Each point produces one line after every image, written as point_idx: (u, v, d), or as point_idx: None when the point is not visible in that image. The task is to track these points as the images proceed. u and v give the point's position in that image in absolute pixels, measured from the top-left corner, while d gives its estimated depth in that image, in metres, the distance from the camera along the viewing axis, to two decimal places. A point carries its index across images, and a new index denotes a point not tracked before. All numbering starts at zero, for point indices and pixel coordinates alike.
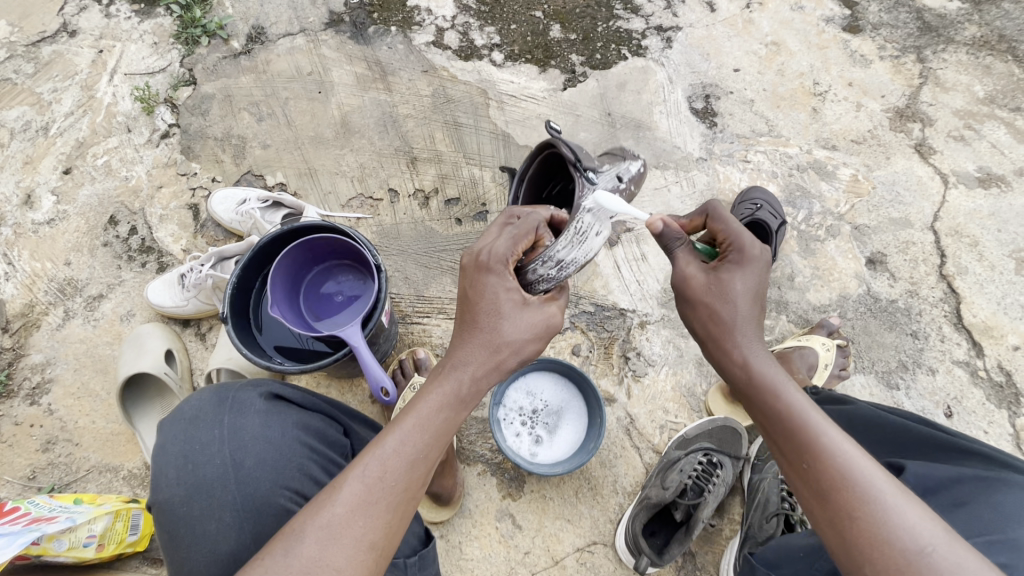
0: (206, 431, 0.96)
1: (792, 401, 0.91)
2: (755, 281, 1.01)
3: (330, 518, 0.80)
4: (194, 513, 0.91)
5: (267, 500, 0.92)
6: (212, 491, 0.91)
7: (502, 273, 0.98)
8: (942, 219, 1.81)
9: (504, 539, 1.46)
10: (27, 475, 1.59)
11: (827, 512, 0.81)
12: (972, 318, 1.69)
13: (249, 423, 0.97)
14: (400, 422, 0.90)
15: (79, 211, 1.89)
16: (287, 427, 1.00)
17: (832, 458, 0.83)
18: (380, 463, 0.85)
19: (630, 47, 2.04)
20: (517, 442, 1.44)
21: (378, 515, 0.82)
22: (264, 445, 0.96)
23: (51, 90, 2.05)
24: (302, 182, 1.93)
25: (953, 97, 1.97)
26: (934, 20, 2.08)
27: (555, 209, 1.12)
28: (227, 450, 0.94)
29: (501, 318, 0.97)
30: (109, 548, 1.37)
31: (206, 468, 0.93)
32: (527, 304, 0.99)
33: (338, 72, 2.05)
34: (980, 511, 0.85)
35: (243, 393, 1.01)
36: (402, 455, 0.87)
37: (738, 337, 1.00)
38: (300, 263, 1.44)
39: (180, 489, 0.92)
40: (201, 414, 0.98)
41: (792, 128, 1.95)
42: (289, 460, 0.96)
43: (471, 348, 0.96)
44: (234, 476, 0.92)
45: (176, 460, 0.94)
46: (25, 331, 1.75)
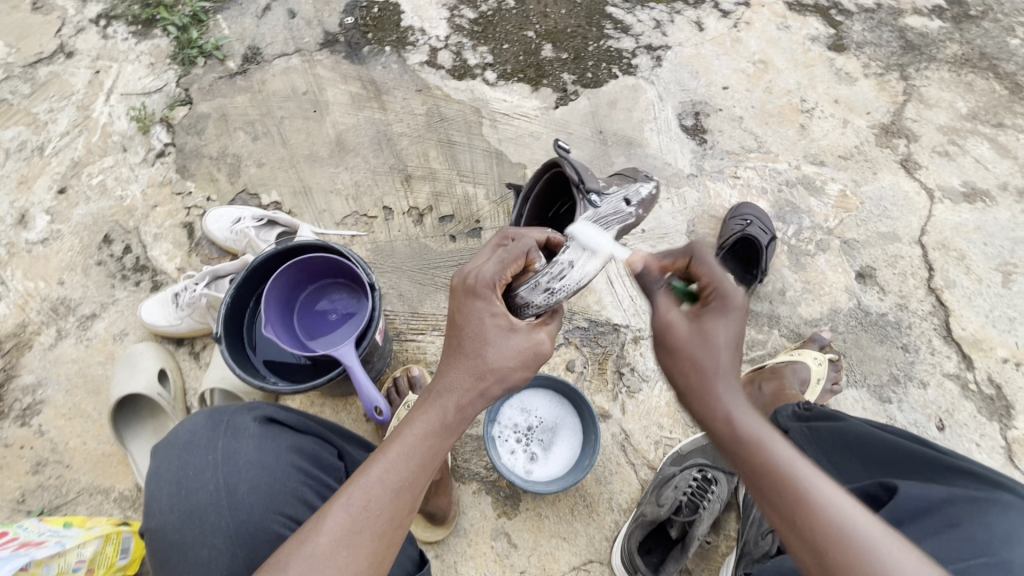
0: (200, 456, 0.95)
1: (778, 455, 0.87)
2: (732, 332, 0.96)
3: (315, 549, 0.80)
4: (187, 539, 0.90)
5: (260, 526, 0.92)
6: (204, 517, 0.91)
7: (489, 298, 0.98)
8: (928, 233, 1.84)
9: (499, 559, 1.45)
10: (16, 499, 1.57)
11: (819, 558, 0.79)
12: (962, 330, 1.71)
13: (242, 447, 0.97)
14: (385, 452, 0.90)
15: (73, 230, 1.90)
16: (281, 450, 0.99)
17: (822, 509, 0.81)
18: (364, 493, 0.85)
19: (620, 65, 2.08)
20: (511, 462, 1.44)
21: (364, 546, 0.82)
22: (258, 469, 0.95)
23: (47, 110, 2.07)
24: (297, 200, 1.94)
25: (936, 113, 2.02)
26: (916, 39, 2.13)
27: (551, 231, 1.13)
28: (221, 475, 0.93)
29: (489, 347, 0.97)
30: (99, 574, 1.34)
31: (199, 493, 0.92)
32: (513, 331, 0.98)
33: (333, 91, 2.07)
34: (973, 533, 0.86)
35: (237, 416, 1.01)
36: (386, 485, 0.87)
37: (718, 391, 0.94)
38: (295, 282, 1.45)
39: (173, 516, 0.91)
40: (195, 438, 0.98)
41: (780, 144, 1.98)
42: (283, 485, 0.96)
43: (457, 372, 0.97)
44: (227, 501, 0.92)
45: (170, 485, 0.93)
46: (17, 351, 1.74)
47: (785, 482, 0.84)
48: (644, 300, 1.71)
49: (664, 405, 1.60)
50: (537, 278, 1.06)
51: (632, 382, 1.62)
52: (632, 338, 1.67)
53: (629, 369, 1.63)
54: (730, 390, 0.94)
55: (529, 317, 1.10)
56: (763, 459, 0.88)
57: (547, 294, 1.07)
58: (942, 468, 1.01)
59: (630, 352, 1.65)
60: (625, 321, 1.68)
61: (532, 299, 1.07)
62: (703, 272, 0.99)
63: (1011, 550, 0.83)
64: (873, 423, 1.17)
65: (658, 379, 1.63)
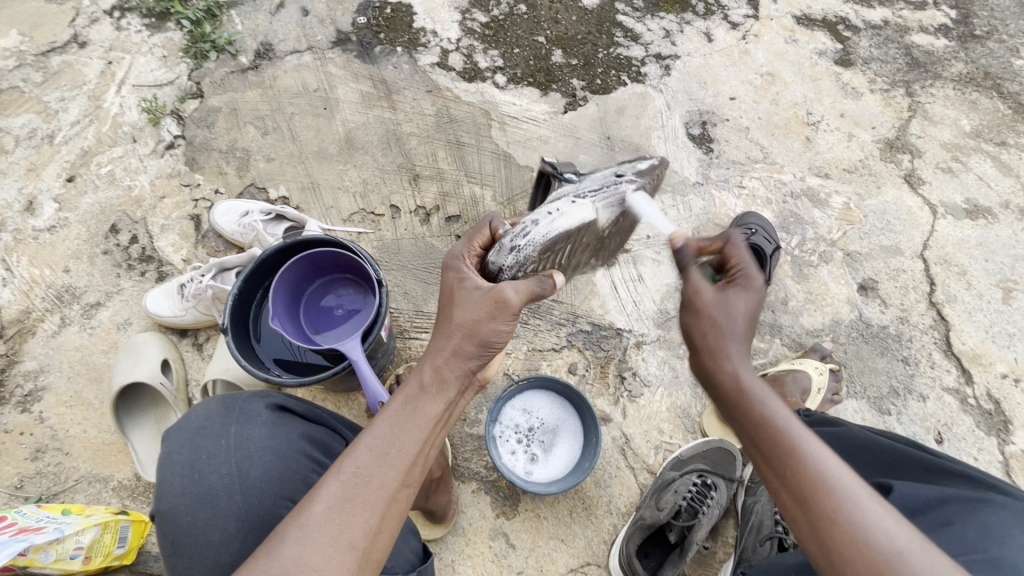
0: (212, 441, 0.95)
1: (772, 408, 0.89)
2: (744, 301, 1.00)
3: (308, 518, 0.79)
4: (198, 523, 0.90)
5: (271, 512, 0.92)
6: (216, 501, 0.91)
7: (458, 267, 1.10)
8: (931, 248, 1.85)
9: (497, 559, 1.45)
10: (14, 485, 1.57)
11: (802, 506, 0.80)
12: (961, 345, 1.72)
13: (256, 434, 0.97)
14: (375, 422, 0.91)
15: (81, 219, 1.90)
16: (292, 438, 1.00)
17: (812, 464, 0.82)
18: (355, 461, 0.85)
19: (629, 73, 2.10)
20: (513, 460, 1.44)
21: (356, 514, 0.81)
22: (270, 455, 0.95)
23: (59, 99, 2.08)
24: (305, 196, 1.95)
25: (940, 130, 2.04)
26: (921, 56, 2.16)
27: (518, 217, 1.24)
28: (233, 460, 0.93)
29: (460, 310, 1.03)
30: (95, 562, 1.34)
31: (211, 478, 0.92)
32: (471, 290, 1.05)
33: (344, 89, 2.09)
34: (965, 531, 0.85)
35: (251, 404, 1.01)
36: (376, 453, 0.87)
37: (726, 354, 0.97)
38: (302, 276, 1.45)
39: (185, 498, 0.91)
40: (208, 423, 0.98)
41: (786, 155, 2.00)
42: (295, 472, 0.96)
43: (435, 340, 1.01)
44: (240, 486, 0.92)
45: (182, 468, 0.93)
46: (20, 337, 1.74)
47: (781, 437, 0.85)
48: (648, 305, 1.72)
49: (664, 410, 1.61)
50: (501, 242, 1.11)
51: (633, 387, 1.63)
52: (634, 343, 1.68)
53: (631, 373, 1.64)
54: (739, 354, 0.97)
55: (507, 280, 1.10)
56: (762, 418, 0.89)
57: (512, 252, 1.08)
58: (935, 469, 1.01)
59: (632, 356, 1.66)
60: (628, 326, 1.69)
61: (499, 259, 1.10)
62: (731, 252, 1.05)
63: (1002, 546, 0.80)
64: (871, 429, 1.17)
65: (659, 384, 1.64)
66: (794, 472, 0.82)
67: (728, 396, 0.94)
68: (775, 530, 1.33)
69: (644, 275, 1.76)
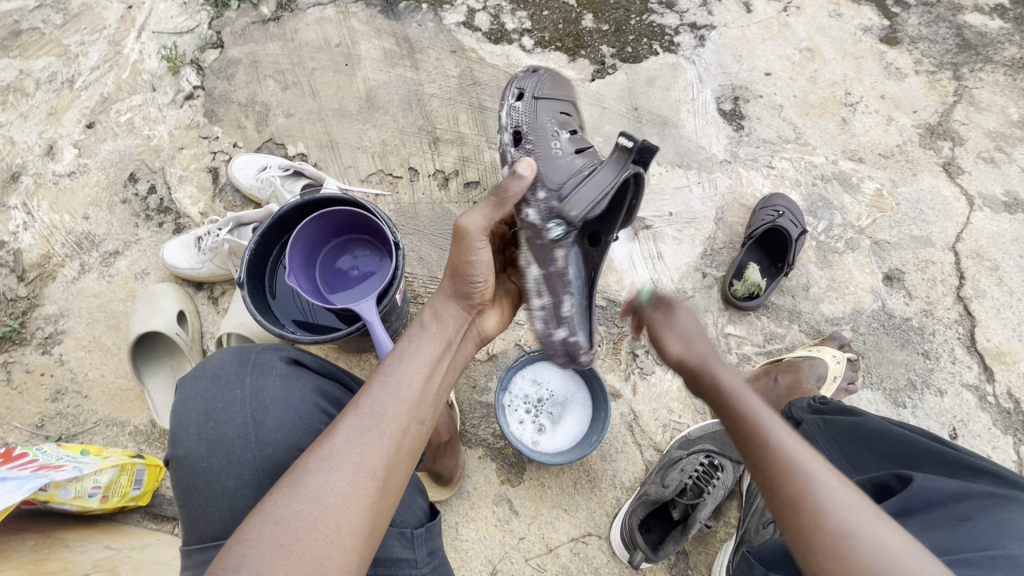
0: (228, 390, 0.96)
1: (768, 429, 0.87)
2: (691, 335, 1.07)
3: (331, 450, 0.79)
4: (214, 469, 0.91)
5: (285, 462, 0.92)
6: (231, 449, 0.92)
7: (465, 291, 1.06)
8: (963, 241, 1.79)
9: (500, 524, 1.47)
10: (36, 423, 1.61)
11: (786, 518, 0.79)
12: (986, 342, 1.68)
13: (271, 385, 0.98)
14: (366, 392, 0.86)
15: (100, 166, 1.90)
16: (307, 391, 1.00)
17: (809, 486, 0.79)
18: (369, 397, 0.85)
19: (662, 42, 2.02)
20: (517, 426, 1.46)
21: (374, 444, 0.81)
22: (284, 406, 0.96)
23: (78, 42, 2.05)
24: (323, 154, 1.92)
25: (986, 117, 1.95)
26: (973, 38, 2.05)
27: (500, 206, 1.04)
28: (248, 410, 0.94)
29: (474, 254, 1.02)
30: (112, 501, 1.38)
31: (226, 426, 0.93)
32: (467, 240, 1.00)
33: (366, 45, 2.03)
34: (984, 527, 0.80)
35: (265, 355, 1.02)
36: (388, 387, 0.87)
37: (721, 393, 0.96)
38: (319, 236, 1.44)
39: (202, 446, 0.92)
40: (222, 374, 0.99)
41: (819, 136, 1.93)
42: (308, 424, 0.96)
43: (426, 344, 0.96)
44: (254, 435, 0.93)
45: (198, 416, 0.95)
46: (41, 281, 1.76)
47: (774, 456, 0.83)
48: (665, 283, 1.72)
49: (675, 389, 1.60)
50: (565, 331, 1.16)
51: (645, 364, 1.62)
52: None
53: (644, 351, 1.63)
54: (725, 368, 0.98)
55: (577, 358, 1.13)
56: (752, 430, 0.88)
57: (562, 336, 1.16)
58: (955, 464, 0.95)
59: (646, 334, 1.65)
60: None
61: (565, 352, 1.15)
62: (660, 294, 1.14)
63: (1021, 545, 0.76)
64: (892, 420, 1.09)
65: None
66: (790, 492, 0.79)
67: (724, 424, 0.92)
68: None
69: (663, 253, 1.75)
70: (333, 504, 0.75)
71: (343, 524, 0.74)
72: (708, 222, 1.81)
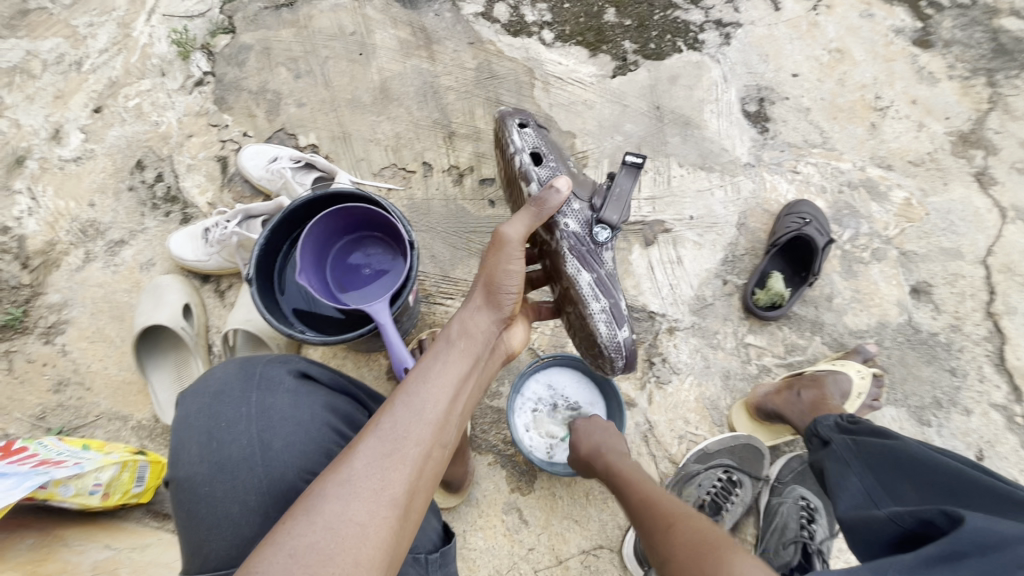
0: (232, 408, 0.92)
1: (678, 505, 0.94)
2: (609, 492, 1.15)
3: (350, 474, 0.74)
4: (217, 494, 0.87)
5: (293, 487, 0.89)
6: (237, 471, 0.88)
7: (497, 305, 1.05)
8: (994, 255, 1.73)
9: (508, 533, 1.44)
10: (37, 415, 1.58)
11: (691, 558, 0.78)
12: (1015, 360, 1.62)
13: (278, 402, 0.93)
14: (389, 409, 0.82)
15: (107, 152, 1.86)
16: (316, 409, 0.96)
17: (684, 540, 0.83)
18: (390, 417, 0.81)
19: (686, 39, 1.95)
20: (537, 420, 1.43)
21: (395, 469, 0.76)
22: (293, 426, 0.92)
23: (87, 24, 2.00)
24: (334, 145, 1.87)
25: (1022, 126, 1.88)
26: (1010, 43, 1.98)
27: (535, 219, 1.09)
28: (255, 430, 0.90)
29: (511, 262, 1.04)
30: (114, 498, 1.35)
31: (231, 446, 0.89)
32: (512, 245, 1.04)
33: (381, 34, 1.97)
34: None
35: (272, 368, 0.97)
36: (411, 407, 0.83)
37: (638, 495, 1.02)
38: (331, 232, 1.39)
39: (205, 467, 0.88)
40: (226, 389, 0.94)
41: (847, 141, 1.86)
42: (318, 445, 0.93)
43: (450, 360, 0.92)
44: (261, 457, 0.89)
45: (202, 435, 0.90)
46: (45, 269, 1.73)
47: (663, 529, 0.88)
48: (685, 290, 1.67)
49: (692, 400, 1.56)
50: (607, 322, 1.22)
51: (662, 373, 1.57)
52: (666, 328, 1.62)
53: (660, 359, 1.59)
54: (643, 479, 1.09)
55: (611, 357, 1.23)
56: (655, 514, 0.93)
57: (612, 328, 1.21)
58: (1011, 502, 0.86)
59: (663, 342, 1.60)
60: (662, 310, 1.64)
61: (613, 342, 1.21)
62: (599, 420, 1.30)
63: None
64: (930, 446, 1.02)
65: (689, 372, 1.58)
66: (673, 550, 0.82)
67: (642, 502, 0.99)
68: (799, 534, 1.32)
69: (683, 258, 1.70)
70: (351, 535, 0.70)
71: (362, 557, 0.69)
72: (730, 227, 1.76)
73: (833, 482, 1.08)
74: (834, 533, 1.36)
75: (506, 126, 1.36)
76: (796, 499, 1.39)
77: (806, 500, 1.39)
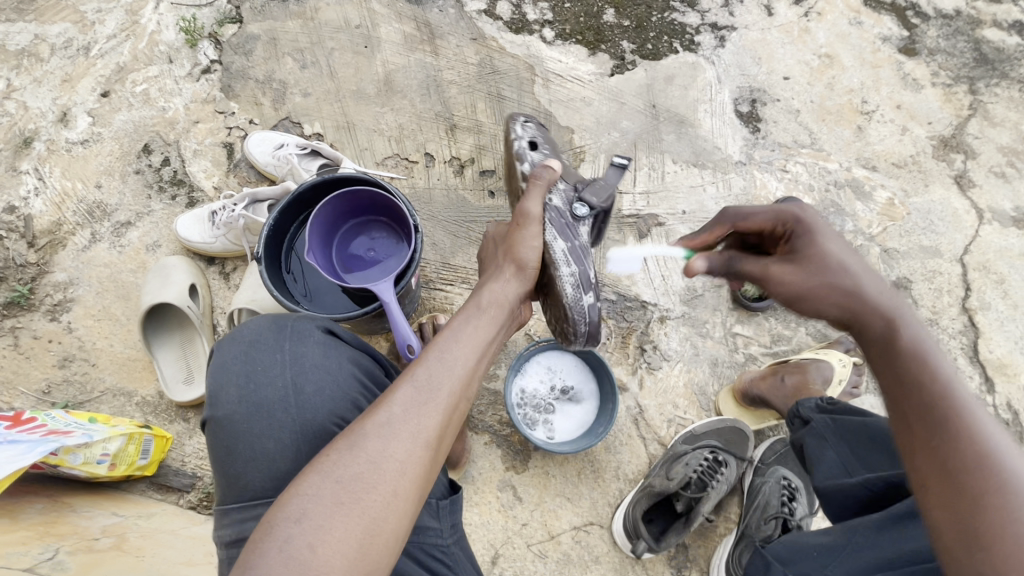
0: (267, 354, 0.97)
1: (942, 367, 0.79)
2: (843, 242, 0.98)
3: (388, 417, 0.79)
4: (253, 431, 0.91)
5: (323, 427, 0.92)
6: (272, 412, 0.92)
7: (525, 278, 1.10)
8: (971, 254, 1.81)
9: (503, 509, 1.49)
10: (42, 390, 1.61)
11: (945, 459, 0.71)
12: (989, 353, 1.70)
13: (310, 351, 0.99)
14: (423, 362, 0.87)
15: (114, 135, 1.89)
16: (343, 360, 1.01)
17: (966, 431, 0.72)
18: (425, 368, 0.86)
19: (682, 40, 2.02)
20: (526, 394, 1.48)
21: (430, 414, 0.81)
22: (324, 374, 0.97)
23: (96, 10, 2.03)
24: (339, 134, 1.92)
25: (1000, 132, 1.96)
26: (991, 53, 2.06)
27: (534, 190, 1.16)
28: (289, 374, 0.95)
29: (535, 237, 1.11)
30: (120, 469, 1.38)
31: (266, 389, 0.93)
32: (533, 222, 1.12)
33: (386, 28, 2.02)
34: None
35: (302, 322, 1.03)
36: (444, 361, 0.88)
37: (907, 317, 0.86)
38: (337, 215, 1.44)
39: (241, 407, 0.92)
40: (261, 338, 0.99)
41: (834, 143, 1.94)
42: (346, 393, 0.97)
43: (473, 321, 0.98)
44: (294, 400, 0.93)
45: (239, 378, 0.94)
46: (51, 248, 1.76)
47: (930, 404, 0.76)
48: (676, 281, 1.72)
49: (681, 386, 1.62)
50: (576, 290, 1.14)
51: (653, 359, 1.63)
52: (658, 317, 1.68)
53: (652, 346, 1.65)
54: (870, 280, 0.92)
55: (577, 326, 1.18)
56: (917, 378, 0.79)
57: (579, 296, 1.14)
58: None
59: (655, 330, 1.66)
60: (654, 300, 1.70)
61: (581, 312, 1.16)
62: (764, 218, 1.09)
63: None
64: None
65: (678, 359, 1.64)
66: (945, 445, 0.72)
67: (875, 347, 0.86)
68: (780, 510, 1.38)
69: None
70: (391, 470, 0.75)
71: (399, 489, 0.74)
72: None
73: (812, 454, 1.13)
74: (813, 512, 1.43)
75: (512, 121, 1.43)
76: (778, 478, 1.44)
77: (787, 479, 1.44)
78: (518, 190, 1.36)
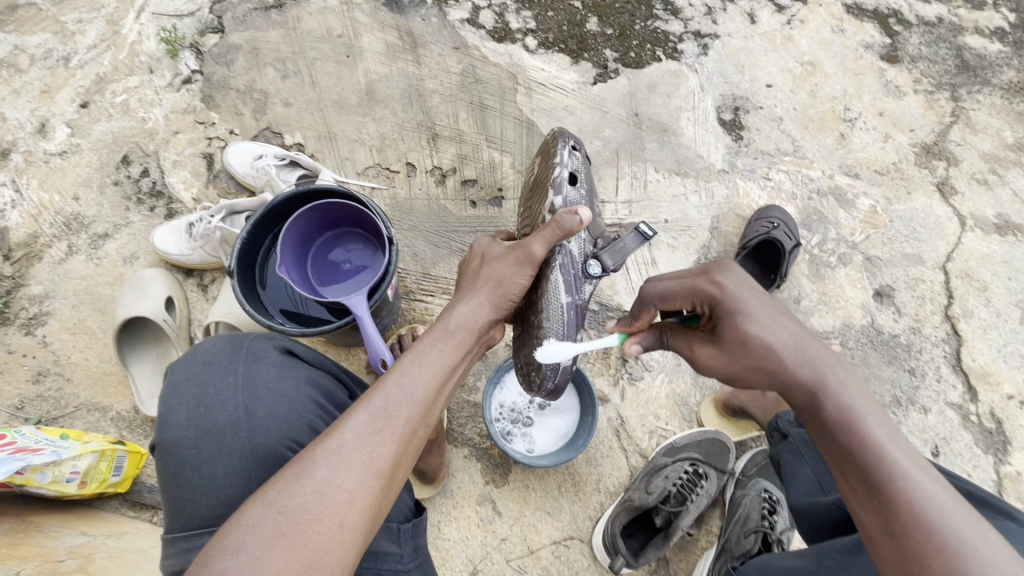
0: (220, 376, 0.95)
1: (869, 425, 0.82)
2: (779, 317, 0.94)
3: (339, 445, 0.77)
4: (202, 456, 0.90)
5: (274, 452, 0.91)
6: (222, 436, 0.91)
7: (501, 308, 1.03)
8: (953, 261, 1.81)
9: (482, 524, 1.47)
10: (15, 405, 1.58)
11: (889, 527, 0.76)
12: (971, 361, 1.69)
13: (264, 373, 0.97)
14: (380, 389, 0.85)
15: (92, 146, 1.87)
16: (299, 381, 1.00)
17: (905, 492, 0.76)
18: (384, 395, 0.84)
19: (665, 48, 2.02)
20: (506, 406, 1.47)
21: (384, 444, 0.80)
22: (278, 397, 0.95)
23: (76, 20, 2.02)
24: (320, 144, 1.91)
25: (981, 139, 1.97)
26: (973, 60, 2.07)
27: (547, 234, 0.96)
28: (241, 397, 0.94)
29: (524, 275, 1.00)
30: (91, 486, 1.36)
31: (217, 413, 0.92)
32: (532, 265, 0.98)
33: (369, 38, 2.02)
34: None
35: (259, 344, 1.02)
36: (403, 388, 0.86)
37: (830, 379, 0.88)
38: (312, 227, 1.42)
39: (189, 431, 0.91)
40: (214, 358, 0.98)
41: (816, 150, 1.94)
42: (300, 416, 0.96)
43: (439, 346, 0.94)
44: (245, 424, 0.92)
45: (188, 402, 0.93)
46: (27, 261, 1.74)
47: (869, 462, 0.79)
48: None
49: (663, 396, 1.60)
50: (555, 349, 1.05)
51: (635, 370, 1.62)
52: None
53: (633, 356, 1.63)
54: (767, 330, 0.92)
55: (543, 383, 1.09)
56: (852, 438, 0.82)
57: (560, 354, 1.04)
58: None
59: None
60: None
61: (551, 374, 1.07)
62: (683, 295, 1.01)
63: None
64: None
65: (660, 369, 1.63)
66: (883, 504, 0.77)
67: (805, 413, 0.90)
68: (760, 524, 1.35)
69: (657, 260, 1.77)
70: (339, 501, 0.73)
71: (347, 520, 0.73)
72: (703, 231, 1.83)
73: (787, 470, 1.13)
74: (794, 525, 1.43)
75: (560, 139, 1.13)
76: (759, 491, 1.44)
77: (767, 492, 1.44)
78: (535, 218, 1.12)
